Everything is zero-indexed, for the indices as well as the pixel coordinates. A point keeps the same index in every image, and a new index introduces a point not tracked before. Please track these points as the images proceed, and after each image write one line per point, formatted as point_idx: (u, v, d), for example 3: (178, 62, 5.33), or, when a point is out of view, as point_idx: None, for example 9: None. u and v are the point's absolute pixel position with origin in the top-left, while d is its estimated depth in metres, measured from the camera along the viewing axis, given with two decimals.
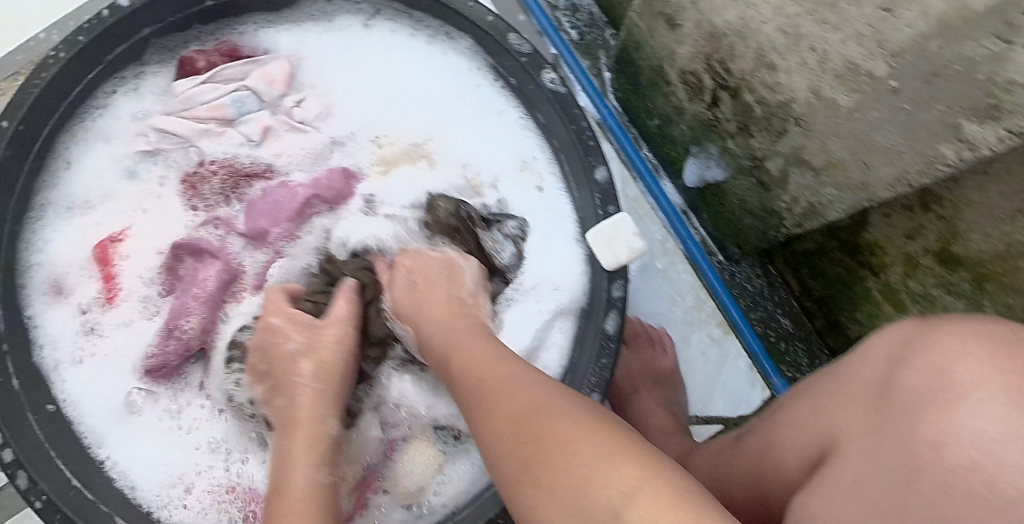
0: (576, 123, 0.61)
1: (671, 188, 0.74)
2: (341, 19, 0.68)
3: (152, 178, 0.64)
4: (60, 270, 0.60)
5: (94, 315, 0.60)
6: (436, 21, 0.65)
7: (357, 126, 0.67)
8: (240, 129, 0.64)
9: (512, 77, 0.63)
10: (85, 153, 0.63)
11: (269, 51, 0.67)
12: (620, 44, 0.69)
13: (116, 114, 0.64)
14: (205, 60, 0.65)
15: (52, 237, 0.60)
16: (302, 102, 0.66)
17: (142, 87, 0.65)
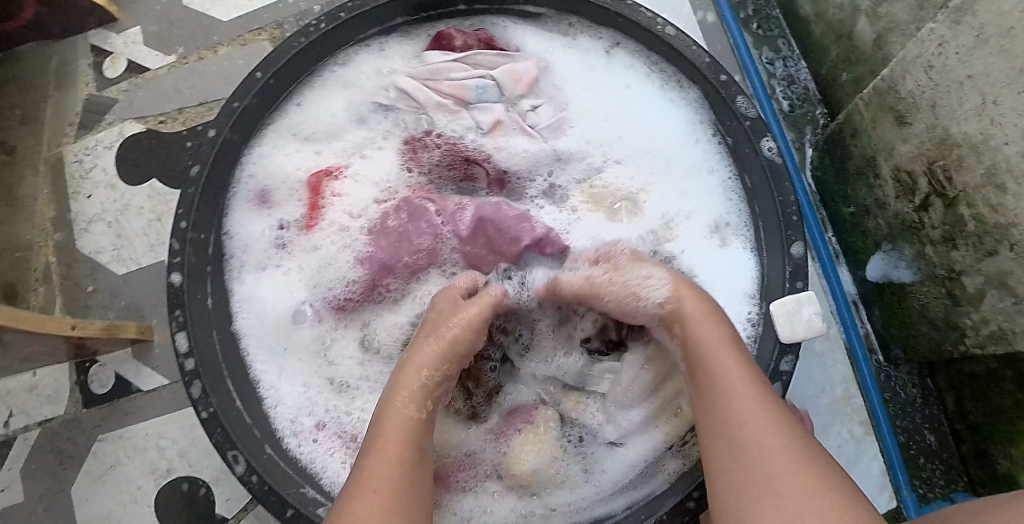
0: (782, 195, 0.62)
1: (848, 278, 0.77)
2: (582, 40, 0.73)
3: (378, 130, 0.73)
4: (274, 183, 0.71)
5: (291, 233, 0.71)
6: (673, 68, 0.69)
7: (574, 137, 0.72)
8: (475, 115, 0.71)
9: (728, 136, 0.65)
10: (325, 94, 0.73)
11: (521, 50, 0.73)
12: (836, 126, 0.71)
13: (367, 69, 0.74)
14: (461, 41, 0.72)
15: (281, 159, 0.72)
16: (536, 107, 0.72)
17: (387, 48, 0.74)
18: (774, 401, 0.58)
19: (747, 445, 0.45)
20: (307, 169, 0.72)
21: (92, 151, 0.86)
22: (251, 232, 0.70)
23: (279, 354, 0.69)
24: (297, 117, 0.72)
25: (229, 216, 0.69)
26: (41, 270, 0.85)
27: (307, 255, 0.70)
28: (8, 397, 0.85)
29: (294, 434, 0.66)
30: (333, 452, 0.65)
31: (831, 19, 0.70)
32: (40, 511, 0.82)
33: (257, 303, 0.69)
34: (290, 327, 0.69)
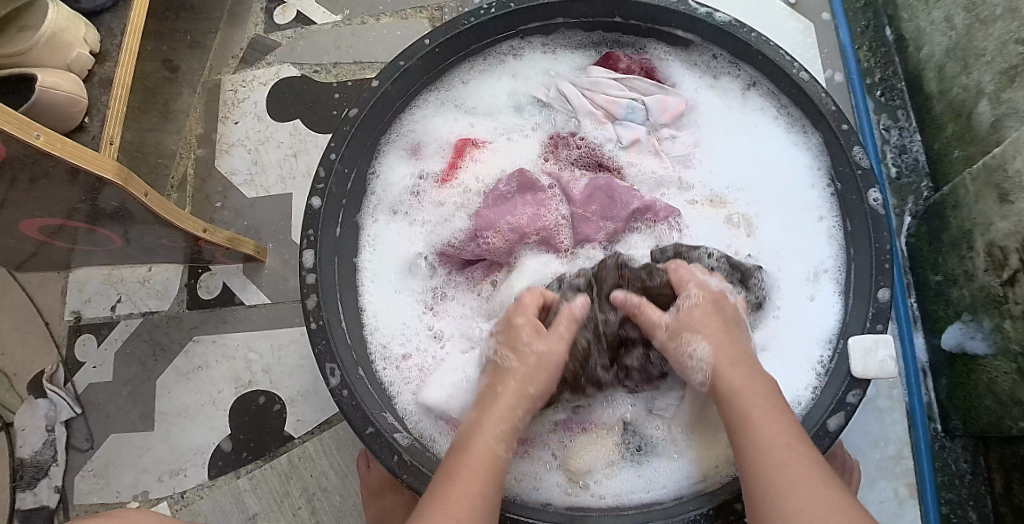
0: (878, 243, 0.65)
1: (922, 344, 0.81)
2: (723, 79, 0.79)
3: (530, 121, 0.82)
4: (427, 141, 0.82)
5: (426, 183, 0.80)
6: (799, 113, 0.74)
7: (698, 150, 0.79)
8: (618, 129, 0.79)
9: (839, 180, 0.70)
10: (493, 79, 0.83)
11: (673, 84, 0.81)
12: (940, 198, 0.76)
13: (537, 69, 0.84)
14: (625, 65, 0.80)
15: (438, 122, 0.82)
16: (675, 136, 0.79)
17: (561, 56, 0.84)
18: (835, 429, 0.61)
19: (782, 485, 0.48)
20: (459, 133, 0.82)
21: (248, 85, 0.99)
22: (395, 175, 0.80)
23: (391, 284, 0.76)
24: (462, 91, 0.83)
25: (383, 157, 0.80)
26: (179, 175, 0.96)
27: (432, 207, 0.79)
28: (121, 285, 0.93)
29: (382, 357, 0.73)
30: (410, 380, 0.72)
31: (954, 97, 0.77)
32: (123, 393, 0.89)
33: (382, 240, 0.78)
34: (407, 270, 0.77)
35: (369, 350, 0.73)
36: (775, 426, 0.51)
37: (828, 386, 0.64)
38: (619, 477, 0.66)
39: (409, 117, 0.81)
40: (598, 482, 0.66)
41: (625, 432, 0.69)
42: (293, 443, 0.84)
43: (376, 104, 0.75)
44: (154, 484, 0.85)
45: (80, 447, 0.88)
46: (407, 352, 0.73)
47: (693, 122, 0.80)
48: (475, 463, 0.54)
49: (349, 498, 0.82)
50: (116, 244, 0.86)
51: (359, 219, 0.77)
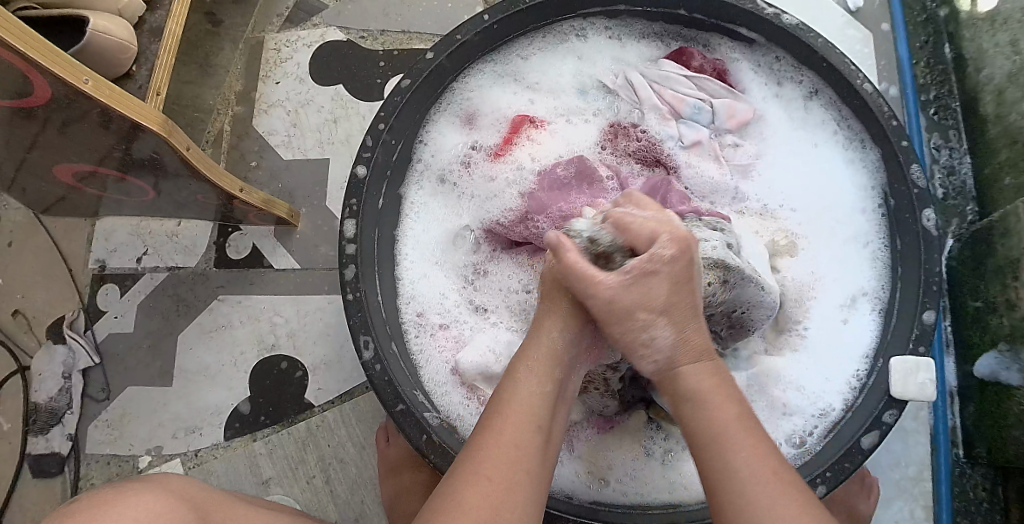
0: (928, 266, 0.65)
1: (953, 369, 0.81)
2: (787, 85, 0.78)
3: (592, 106, 0.81)
4: (483, 111, 0.81)
5: (474, 155, 0.78)
6: (860, 126, 0.72)
7: (755, 150, 0.78)
8: (681, 128, 0.77)
9: (894, 198, 0.69)
10: (557, 59, 0.82)
11: (743, 90, 0.80)
12: (989, 224, 0.75)
13: (605, 55, 0.82)
14: (698, 63, 0.79)
15: (497, 95, 0.81)
16: (738, 144, 0.78)
17: (629, 46, 0.82)
18: (867, 448, 0.61)
19: (743, 490, 0.41)
20: (514, 111, 0.81)
21: (291, 45, 0.97)
22: (446, 143, 0.79)
23: (430, 260, 0.76)
24: (522, 67, 0.81)
25: (433, 126, 0.78)
26: (214, 131, 0.95)
27: (480, 179, 0.77)
28: (149, 238, 0.92)
29: (415, 327, 0.73)
30: (440, 352, 0.72)
31: (1011, 123, 0.75)
32: (144, 346, 0.88)
33: (426, 209, 0.78)
34: (448, 245, 0.77)
35: (401, 320, 0.72)
36: (721, 401, 0.46)
37: (861, 403, 0.64)
38: (643, 475, 0.66)
39: (464, 90, 0.80)
40: (621, 478, 0.65)
41: (652, 429, 0.68)
42: (313, 412, 0.84)
43: (423, 71, 0.73)
44: (169, 440, 0.85)
45: (98, 396, 0.87)
46: (441, 328, 0.73)
47: (757, 132, 0.79)
48: (518, 413, 0.48)
49: (364, 470, 0.81)
50: (148, 196, 0.85)
51: (404, 183, 0.77)
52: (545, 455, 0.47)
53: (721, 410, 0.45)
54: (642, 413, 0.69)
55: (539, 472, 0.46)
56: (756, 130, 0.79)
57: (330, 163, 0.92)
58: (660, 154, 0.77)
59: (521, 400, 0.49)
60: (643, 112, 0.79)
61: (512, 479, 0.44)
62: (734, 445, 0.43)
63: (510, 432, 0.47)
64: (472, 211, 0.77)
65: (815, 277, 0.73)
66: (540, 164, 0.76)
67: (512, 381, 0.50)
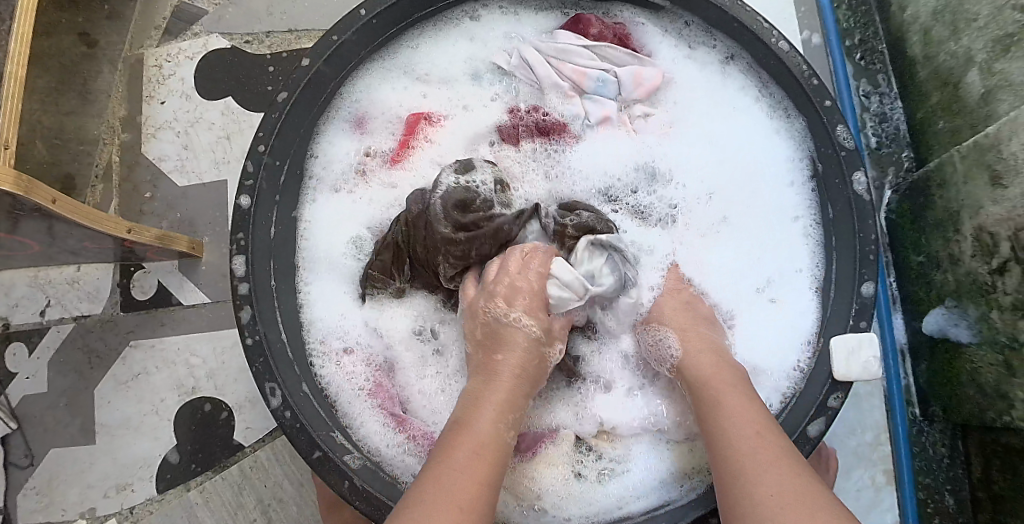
0: (863, 233, 0.60)
1: (901, 326, 0.77)
2: (698, 50, 0.72)
3: (489, 91, 0.74)
4: (374, 113, 0.74)
5: (371, 163, 0.73)
6: (782, 93, 0.67)
7: (671, 123, 0.72)
8: (586, 104, 0.72)
9: (822, 163, 0.64)
10: (448, 45, 0.75)
11: (649, 53, 0.73)
12: (925, 174, 0.70)
13: (496, 32, 0.75)
14: (598, 30, 0.73)
15: (387, 92, 0.74)
16: (649, 115, 0.72)
17: (525, 20, 0.76)
18: (814, 438, 0.57)
19: (730, 445, 0.48)
20: (409, 106, 0.74)
21: (174, 59, 0.91)
22: (337, 151, 0.73)
23: (325, 285, 0.70)
24: (412, 57, 0.74)
25: (325, 133, 0.72)
26: (104, 164, 0.89)
27: (381, 189, 0.72)
28: (50, 288, 0.86)
29: (323, 356, 0.67)
30: (354, 375, 0.67)
31: (940, 64, 0.69)
32: (60, 404, 0.83)
33: (321, 223, 0.71)
34: (350, 260, 0.71)
35: (307, 350, 0.67)
36: (721, 386, 0.54)
37: (803, 391, 0.60)
38: (583, 498, 0.62)
39: (346, 93, 0.73)
40: (557, 504, 0.61)
41: (582, 452, 0.64)
42: (245, 453, 0.79)
43: (295, 85, 0.66)
44: (101, 500, 0.81)
45: (20, 463, 0.82)
46: (351, 350, 0.68)
47: (672, 99, 0.73)
48: (471, 461, 0.47)
49: (306, 509, 0.78)
50: (34, 247, 0.79)
51: (299, 204, 0.71)
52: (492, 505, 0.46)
53: (724, 397, 0.52)
54: (568, 434, 0.64)
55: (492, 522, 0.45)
56: (670, 100, 0.73)
57: (229, 184, 0.86)
58: (567, 137, 0.72)
59: (472, 445, 0.49)
60: (550, 93, 0.73)
61: None
62: (742, 447, 0.48)
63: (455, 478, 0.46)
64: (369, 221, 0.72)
65: (744, 257, 0.68)
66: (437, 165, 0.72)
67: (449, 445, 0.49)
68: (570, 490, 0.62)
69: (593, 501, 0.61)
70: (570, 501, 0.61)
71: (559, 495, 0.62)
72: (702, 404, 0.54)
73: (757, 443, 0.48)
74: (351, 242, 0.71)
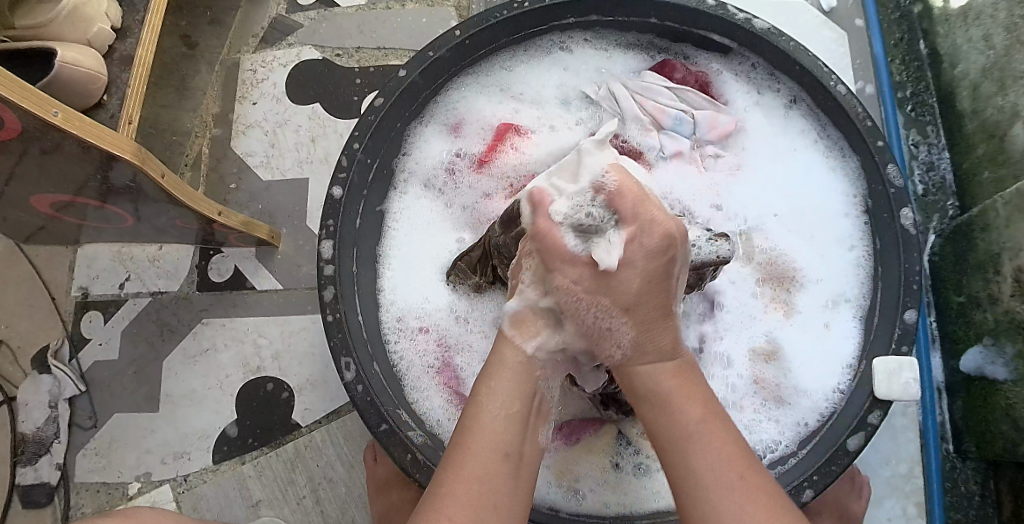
0: (908, 265, 0.64)
1: (939, 365, 0.80)
2: (766, 94, 0.78)
3: (575, 116, 0.83)
4: (470, 118, 0.82)
5: (461, 166, 0.81)
6: (840, 136, 0.72)
7: (741, 157, 0.78)
8: (662, 138, 0.78)
9: (873, 199, 0.69)
10: (541, 69, 0.83)
11: (726, 102, 0.80)
12: (969, 219, 0.75)
13: (589, 63, 0.83)
14: (681, 75, 0.80)
15: (482, 103, 0.82)
16: (719, 155, 0.78)
17: (615, 56, 0.83)
18: (854, 449, 0.60)
19: (695, 476, 0.41)
20: (501, 118, 0.82)
21: (267, 65, 0.99)
22: (431, 150, 0.81)
23: (404, 271, 0.76)
24: (508, 77, 0.82)
25: (420, 132, 0.80)
26: (194, 154, 0.96)
27: (468, 190, 0.81)
28: (131, 263, 0.92)
29: (397, 332, 0.73)
30: (424, 353, 0.72)
31: (987, 118, 0.75)
32: (129, 372, 0.88)
33: (410, 216, 0.79)
34: (433, 253, 0.78)
35: (383, 326, 0.73)
36: (685, 399, 0.45)
37: (846, 406, 0.64)
38: (620, 487, 0.65)
39: (444, 102, 0.81)
40: (592, 490, 0.65)
41: (622, 446, 0.67)
42: (302, 432, 0.83)
43: (393, 90, 0.73)
44: (157, 465, 0.84)
45: (86, 424, 0.87)
46: (425, 328, 0.74)
47: (742, 142, 0.79)
48: (488, 447, 0.45)
49: (356, 491, 0.81)
50: (127, 221, 0.85)
51: (386, 198, 0.78)
52: (519, 477, 0.45)
53: (687, 411, 0.44)
54: (609, 429, 0.68)
55: (515, 495, 0.44)
56: (743, 136, 0.79)
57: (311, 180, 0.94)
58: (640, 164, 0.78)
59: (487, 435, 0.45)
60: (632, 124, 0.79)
61: (479, 512, 0.41)
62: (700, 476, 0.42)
63: (488, 448, 0.45)
64: (452, 221, 0.80)
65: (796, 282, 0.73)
66: (520, 176, 0.80)
67: (477, 407, 0.47)
68: (608, 481, 0.66)
69: (632, 492, 0.65)
70: (609, 489, 0.65)
71: (596, 483, 0.65)
72: (648, 409, 0.46)
73: (731, 471, 0.41)
74: (437, 238, 0.79)
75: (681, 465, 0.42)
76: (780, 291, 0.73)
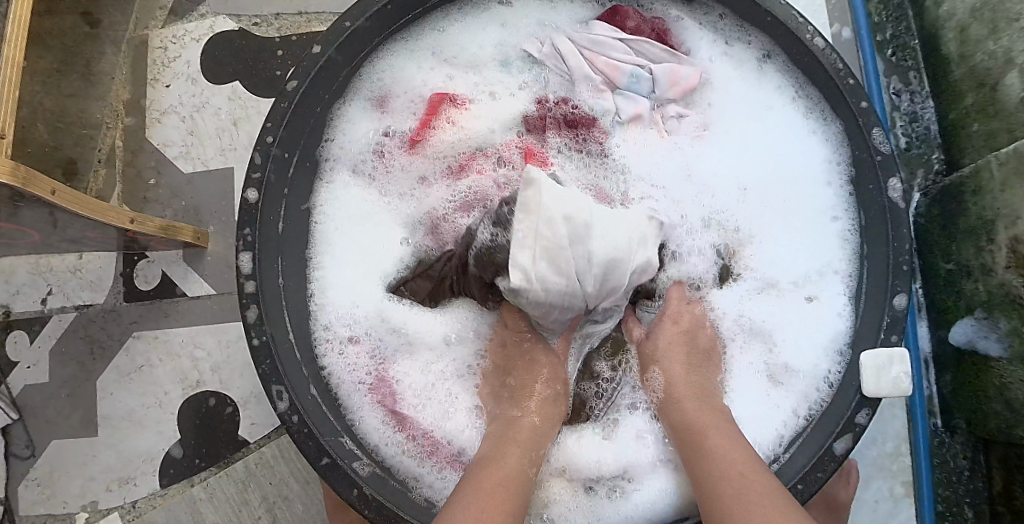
0: (897, 242, 0.58)
1: (927, 334, 0.75)
2: (735, 45, 0.69)
3: (517, 79, 0.72)
4: (397, 91, 0.72)
5: (393, 147, 0.71)
6: (820, 95, 0.64)
7: (709, 117, 0.69)
8: (618, 100, 0.70)
9: (857, 168, 0.62)
10: (478, 26, 0.72)
11: (688, 51, 0.71)
12: (959, 178, 0.67)
13: (529, 17, 0.73)
14: (634, 24, 0.71)
15: (411, 71, 0.72)
16: (683, 115, 0.69)
17: (560, 6, 0.73)
18: (841, 453, 0.55)
19: (720, 482, 0.50)
20: (433, 87, 0.72)
21: (178, 41, 0.88)
22: (358, 131, 0.71)
23: (337, 275, 0.67)
24: (440, 38, 0.72)
25: (343, 111, 0.70)
26: (107, 149, 0.87)
27: (402, 174, 0.70)
28: (50, 276, 0.84)
29: (325, 344, 0.65)
30: (356, 368, 0.64)
31: (977, 64, 0.66)
32: (61, 395, 0.82)
33: (339, 209, 0.69)
34: (368, 250, 0.68)
35: (310, 337, 0.65)
36: (708, 417, 0.56)
37: (830, 404, 0.58)
38: (590, 505, 0.60)
39: (364, 75, 0.70)
40: (558, 507, 0.60)
41: (589, 458, 0.62)
42: (251, 449, 0.78)
43: (306, 71, 0.63)
44: (103, 493, 0.79)
45: (21, 454, 0.81)
46: (358, 338, 0.66)
47: (707, 100, 0.70)
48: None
49: (313, 507, 0.77)
50: (34, 236, 0.76)
51: (311, 191, 0.68)
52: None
53: (708, 425, 0.55)
54: (575, 439, 0.63)
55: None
56: (710, 93, 0.70)
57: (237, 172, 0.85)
58: (595, 132, 0.70)
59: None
60: (583, 83, 0.71)
61: None
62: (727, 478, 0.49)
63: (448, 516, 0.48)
64: (388, 213, 0.69)
65: (775, 260, 0.65)
66: (462, 155, 0.70)
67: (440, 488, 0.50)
68: (573, 497, 0.61)
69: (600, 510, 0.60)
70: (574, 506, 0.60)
71: (560, 500, 0.60)
72: (693, 459, 0.53)
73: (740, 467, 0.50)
74: (372, 233, 0.69)
75: (710, 476, 0.51)
76: (759, 272, 0.65)
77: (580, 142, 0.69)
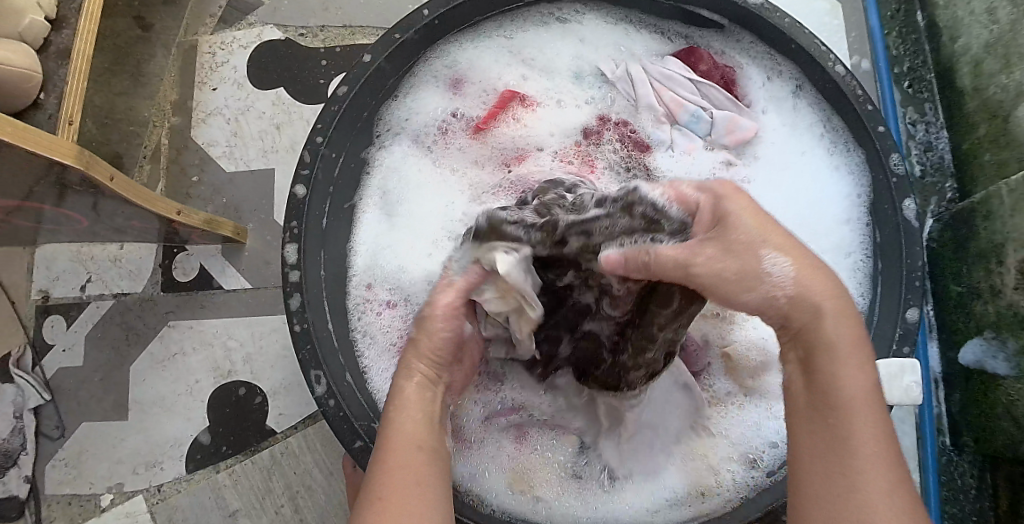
0: (909, 260, 0.61)
1: (935, 355, 0.78)
2: (776, 79, 0.73)
3: (586, 93, 0.76)
4: (472, 77, 0.76)
5: (454, 125, 0.76)
6: (845, 127, 0.68)
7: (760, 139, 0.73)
8: (676, 135, 0.73)
9: (874, 190, 0.65)
10: (552, 36, 0.77)
11: (749, 103, 0.74)
12: (970, 206, 0.71)
13: (608, 40, 0.77)
14: (706, 67, 0.74)
15: (490, 61, 0.76)
16: (733, 163, 0.72)
17: (634, 35, 0.77)
18: None
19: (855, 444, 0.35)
20: (507, 83, 0.76)
21: (227, 47, 0.92)
22: (427, 103, 0.75)
23: (382, 242, 0.72)
24: (519, 43, 0.77)
25: (416, 85, 0.75)
26: (152, 146, 0.90)
27: (459, 154, 0.75)
28: (91, 264, 0.87)
29: (363, 304, 0.69)
30: (386, 330, 0.68)
31: (989, 97, 0.71)
32: (95, 378, 0.84)
33: (403, 176, 0.74)
34: (422, 232, 0.72)
35: (348, 300, 0.69)
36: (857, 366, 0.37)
37: None
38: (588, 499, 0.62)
39: (441, 68, 0.75)
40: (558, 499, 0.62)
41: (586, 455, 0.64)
42: (278, 437, 0.80)
43: (361, 74, 0.67)
44: (129, 476, 0.81)
45: (53, 434, 0.83)
46: (397, 305, 0.70)
47: (758, 154, 0.73)
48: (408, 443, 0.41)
49: (335, 496, 0.79)
50: (81, 223, 0.79)
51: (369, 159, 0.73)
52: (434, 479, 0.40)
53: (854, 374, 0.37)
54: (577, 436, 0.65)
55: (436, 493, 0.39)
56: (763, 111, 0.73)
57: (277, 171, 0.89)
58: (648, 158, 0.73)
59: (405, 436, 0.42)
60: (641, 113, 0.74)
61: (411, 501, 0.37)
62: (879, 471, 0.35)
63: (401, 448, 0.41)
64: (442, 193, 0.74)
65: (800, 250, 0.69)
66: (517, 149, 0.74)
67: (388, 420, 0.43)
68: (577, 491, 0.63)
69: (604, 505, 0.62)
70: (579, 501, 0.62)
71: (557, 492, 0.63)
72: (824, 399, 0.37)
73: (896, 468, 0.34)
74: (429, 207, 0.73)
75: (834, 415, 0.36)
76: None
77: (632, 164, 0.72)
